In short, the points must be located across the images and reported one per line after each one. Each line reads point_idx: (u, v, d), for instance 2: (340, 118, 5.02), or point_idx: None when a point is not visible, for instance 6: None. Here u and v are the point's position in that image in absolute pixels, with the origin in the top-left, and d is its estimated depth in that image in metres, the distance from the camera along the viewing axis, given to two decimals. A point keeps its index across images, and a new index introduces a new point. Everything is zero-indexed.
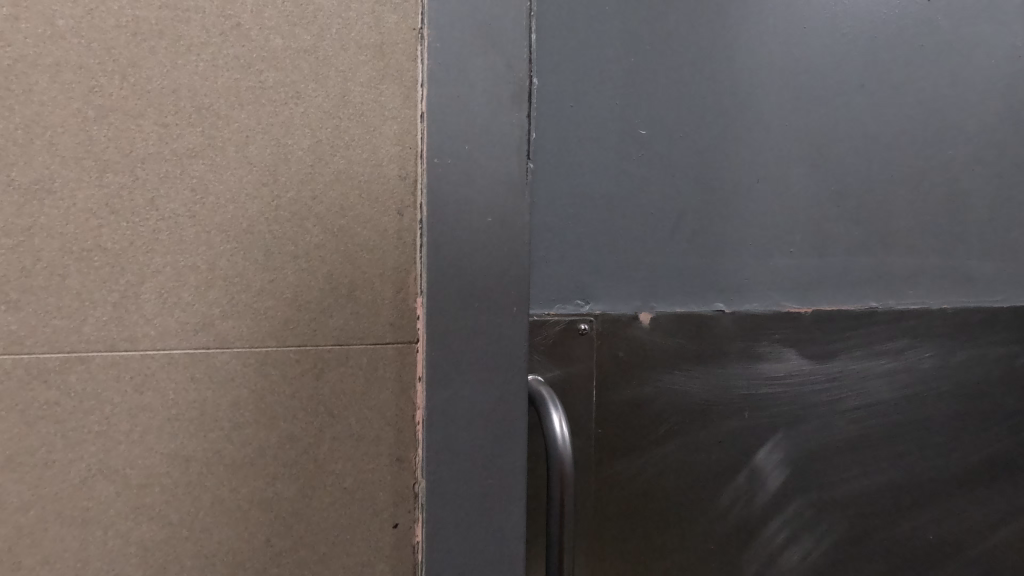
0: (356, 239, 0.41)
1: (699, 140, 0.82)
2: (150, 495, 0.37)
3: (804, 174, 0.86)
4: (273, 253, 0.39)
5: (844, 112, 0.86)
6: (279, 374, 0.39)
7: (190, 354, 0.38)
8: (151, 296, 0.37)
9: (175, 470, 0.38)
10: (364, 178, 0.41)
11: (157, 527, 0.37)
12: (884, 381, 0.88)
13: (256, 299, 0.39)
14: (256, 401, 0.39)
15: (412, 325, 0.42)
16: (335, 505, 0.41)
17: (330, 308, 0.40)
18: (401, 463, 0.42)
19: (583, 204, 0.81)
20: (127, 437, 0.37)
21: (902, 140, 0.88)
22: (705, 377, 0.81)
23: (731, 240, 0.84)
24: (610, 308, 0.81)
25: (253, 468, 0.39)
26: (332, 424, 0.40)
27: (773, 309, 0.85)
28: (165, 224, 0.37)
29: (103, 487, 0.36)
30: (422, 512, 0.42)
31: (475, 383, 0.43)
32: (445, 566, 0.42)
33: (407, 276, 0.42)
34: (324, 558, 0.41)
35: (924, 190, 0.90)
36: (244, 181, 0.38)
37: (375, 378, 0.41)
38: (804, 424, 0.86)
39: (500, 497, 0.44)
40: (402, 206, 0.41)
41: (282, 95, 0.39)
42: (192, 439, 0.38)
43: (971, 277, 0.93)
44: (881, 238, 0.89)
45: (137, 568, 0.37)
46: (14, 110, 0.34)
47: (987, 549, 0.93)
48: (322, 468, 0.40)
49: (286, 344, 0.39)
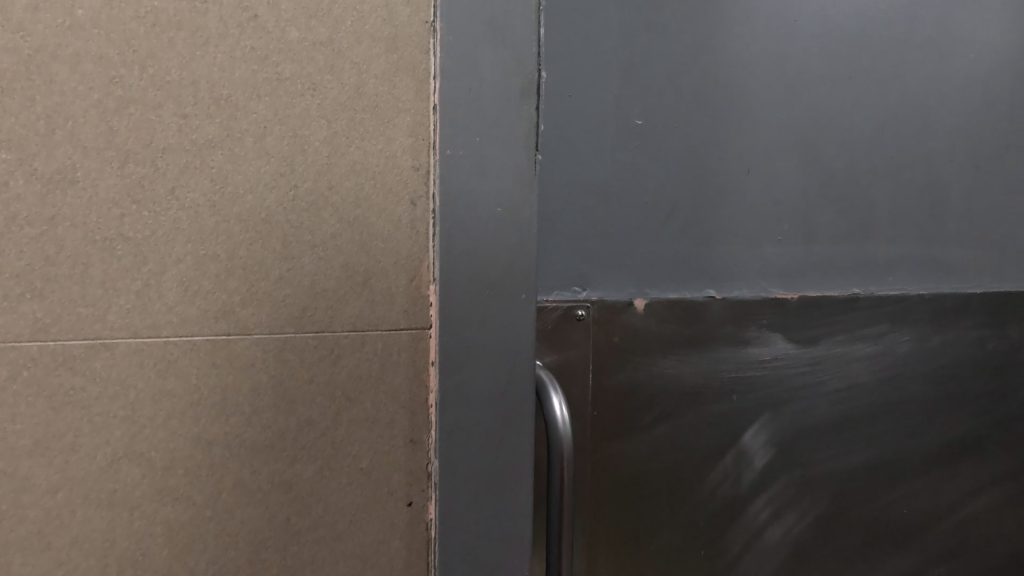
0: (371, 228, 0.42)
1: (693, 131, 0.84)
2: (175, 478, 0.38)
3: (792, 165, 0.88)
4: (291, 242, 0.40)
5: (831, 105, 0.89)
6: (297, 360, 0.41)
7: (211, 341, 0.39)
8: (173, 285, 0.38)
9: (198, 454, 0.39)
10: (379, 168, 0.42)
11: (182, 507, 0.39)
12: (865, 366, 0.92)
13: (275, 287, 0.40)
14: (276, 386, 0.40)
15: (425, 311, 0.43)
16: (353, 486, 0.42)
17: (346, 296, 0.41)
18: (415, 444, 0.44)
19: (580, 194, 0.82)
20: (151, 421, 0.38)
21: (886, 133, 0.91)
22: (696, 361, 0.84)
23: (722, 229, 0.87)
24: (606, 294, 0.83)
25: (274, 450, 0.40)
26: (349, 408, 0.42)
27: (761, 295, 0.88)
28: (185, 213, 0.38)
29: (129, 471, 0.37)
30: (436, 491, 0.44)
31: (485, 367, 0.44)
32: (456, 543, 0.44)
33: (420, 264, 0.43)
34: (342, 536, 0.42)
35: (905, 182, 0.93)
36: (262, 171, 0.39)
37: (389, 364, 0.43)
38: (788, 407, 0.89)
39: (509, 477, 0.45)
40: (414, 196, 0.43)
41: (298, 87, 0.39)
42: (214, 423, 0.39)
43: (947, 265, 0.97)
44: (864, 228, 0.92)
45: (163, 548, 0.39)
46: (35, 100, 0.34)
47: (955, 523, 0.98)
48: (339, 451, 0.42)
49: (304, 331, 0.41)
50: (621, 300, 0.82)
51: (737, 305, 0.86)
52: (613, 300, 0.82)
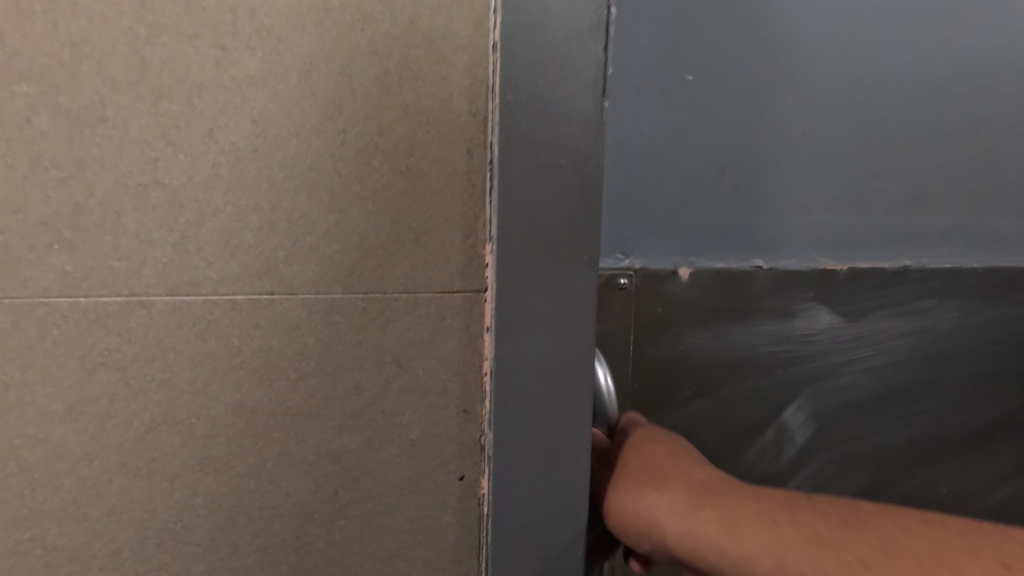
0: (424, 180, 0.38)
1: (745, 88, 0.79)
2: (217, 446, 0.36)
3: (846, 128, 0.83)
4: (339, 193, 0.36)
5: (890, 63, 0.83)
6: (345, 322, 0.37)
7: (254, 301, 0.36)
8: (212, 238, 0.34)
9: (241, 421, 0.36)
10: (434, 113, 0.38)
11: (224, 478, 0.36)
12: (913, 342, 0.88)
13: (322, 242, 0.36)
14: (322, 350, 0.37)
15: (481, 272, 0.40)
16: (403, 458, 0.40)
17: (397, 254, 0.38)
18: (468, 415, 0.41)
19: (625, 153, 0.78)
20: (191, 386, 0.35)
21: (947, 94, 0.86)
22: (738, 333, 0.81)
23: (769, 196, 0.82)
24: (649, 262, 0.79)
25: (321, 419, 0.38)
26: (400, 374, 0.39)
27: (808, 266, 0.84)
28: (225, 158, 0.34)
29: (168, 438, 0.35)
30: (489, 465, 0.41)
31: (545, 335, 0.41)
32: (510, 521, 0.41)
33: (475, 221, 0.39)
34: (391, 510, 0.40)
35: (963, 147, 0.88)
36: (308, 114, 0.35)
37: (442, 329, 0.40)
38: (830, 383, 0.86)
39: (567, 452, 0.42)
40: (471, 145, 0.39)
41: (347, 18, 0.35)
42: (258, 389, 0.36)
43: (1001, 238, 0.92)
44: (919, 196, 0.87)
45: (205, 520, 0.36)
46: (58, 26, 0.31)
47: (992, 503, 0.96)
48: (389, 420, 0.39)
49: (352, 291, 0.37)
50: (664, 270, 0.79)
51: (783, 276, 0.82)
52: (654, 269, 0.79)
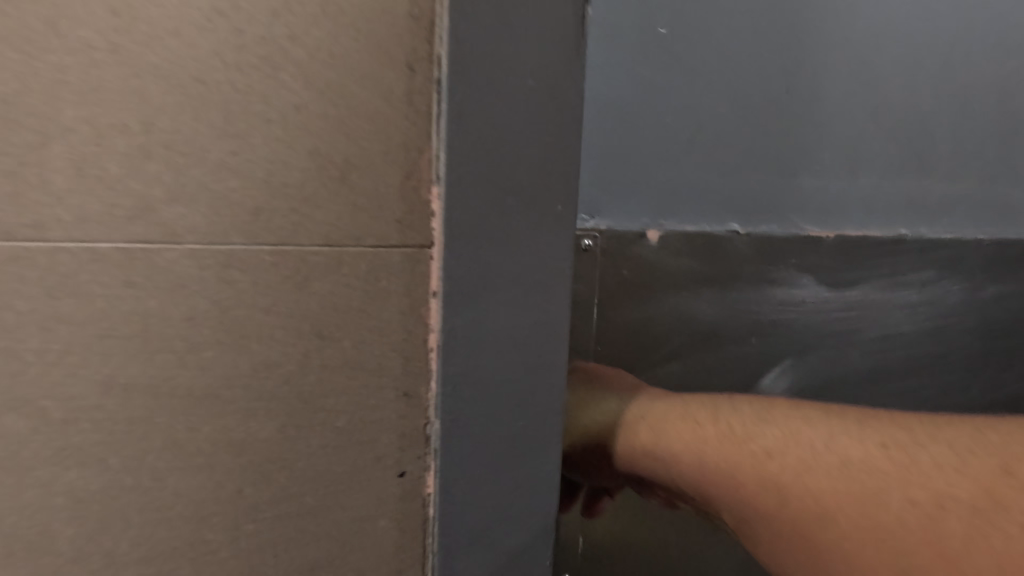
0: (351, 101, 0.30)
1: (736, 29, 0.71)
2: (81, 433, 0.28)
3: (848, 81, 0.75)
4: (236, 113, 0.28)
5: (901, 9, 0.74)
6: (249, 281, 0.30)
7: (124, 250, 0.27)
8: (62, 165, 0.26)
9: (112, 403, 0.28)
10: (362, 14, 0.29)
11: (92, 473, 0.29)
12: (909, 317, 0.82)
13: (216, 177, 0.28)
14: (220, 316, 0.29)
15: (425, 223, 0.32)
16: (327, 450, 0.32)
17: (316, 197, 0.30)
18: (410, 398, 0.33)
19: (598, 106, 0.71)
20: (41, 358, 0.27)
21: (963, 41, 0.77)
22: (716, 301, 0.74)
23: (758, 155, 0.74)
24: (616, 224, 0.73)
25: (219, 401, 0.30)
26: (322, 347, 0.31)
27: (796, 232, 0.76)
28: (75, 58, 0.26)
29: (13, 423, 0.27)
30: (436, 460, 0.34)
31: (507, 303, 0.34)
32: (461, 525, 0.35)
33: (419, 157, 0.31)
34: (313, 511, 0.33)
35: (977, 103, 0.80)
36: (190, 5, 0.27)
37: (377, 293, 0.32)
38: (819, 359, 0.79)
39: (534, 439, 0.37)
40: (412, 58, 0.30)
41: None
42: (133, 362, 0.28)
43: (1010, 208, 0.85)
44: (924, 157, 0.80)
45: (69, 524, 0.29)
46: None
47: None
48: (309, 405, 0.31)
49: (257, 241, 0.29)
50: (635, 231, 0.73)
51: (766, 239, 0.75)
52: (627, 234, 0.73)
